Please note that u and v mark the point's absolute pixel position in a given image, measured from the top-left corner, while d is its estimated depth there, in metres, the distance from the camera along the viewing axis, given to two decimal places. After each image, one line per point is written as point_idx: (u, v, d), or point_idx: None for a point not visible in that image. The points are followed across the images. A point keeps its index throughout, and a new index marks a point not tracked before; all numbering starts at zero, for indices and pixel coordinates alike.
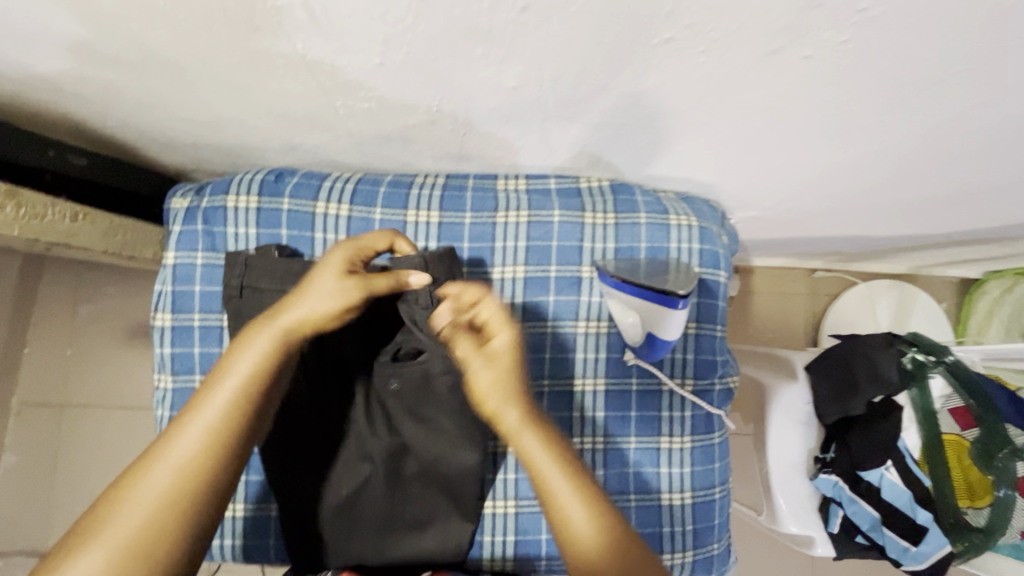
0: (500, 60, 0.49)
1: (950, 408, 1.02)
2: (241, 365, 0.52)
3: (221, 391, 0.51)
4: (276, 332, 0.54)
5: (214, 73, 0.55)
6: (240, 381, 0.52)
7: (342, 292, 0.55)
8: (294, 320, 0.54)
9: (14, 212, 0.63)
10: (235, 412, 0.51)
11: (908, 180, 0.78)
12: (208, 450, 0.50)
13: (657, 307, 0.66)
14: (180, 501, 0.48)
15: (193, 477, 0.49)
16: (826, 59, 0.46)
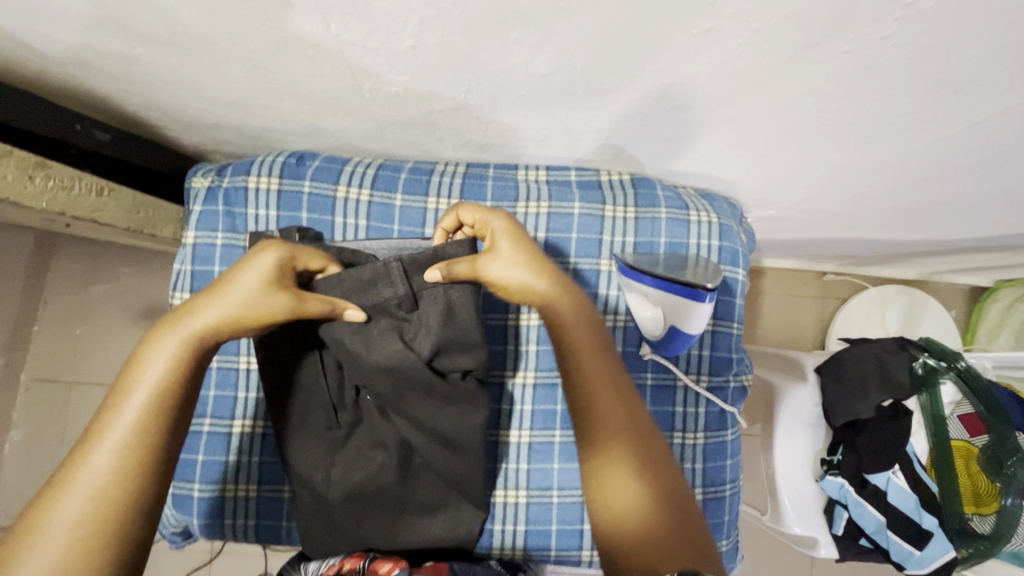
0: (535, 45, 0.48)
1: (961, 414, 1.01)
2: (150, 373, 0.51)
3: (127, 405, 0.50)
4: (184, 338, 0.53)
5: (244, 51, 0.54)
6: (148, 393, 0.50)
7: (269, 302, 0.55)
8: (207, 330, 0.53)
9: (43, 183, 0.64)
10: (151, 418, 0.50)
11: (930, 183, 0.77)
12: (129, 462, 0.48)
13: (681, 300, 0.65)
14: (109, 514, 0.46)
15: (117, 489, 0.47)
16: (865, 54, 0.45)
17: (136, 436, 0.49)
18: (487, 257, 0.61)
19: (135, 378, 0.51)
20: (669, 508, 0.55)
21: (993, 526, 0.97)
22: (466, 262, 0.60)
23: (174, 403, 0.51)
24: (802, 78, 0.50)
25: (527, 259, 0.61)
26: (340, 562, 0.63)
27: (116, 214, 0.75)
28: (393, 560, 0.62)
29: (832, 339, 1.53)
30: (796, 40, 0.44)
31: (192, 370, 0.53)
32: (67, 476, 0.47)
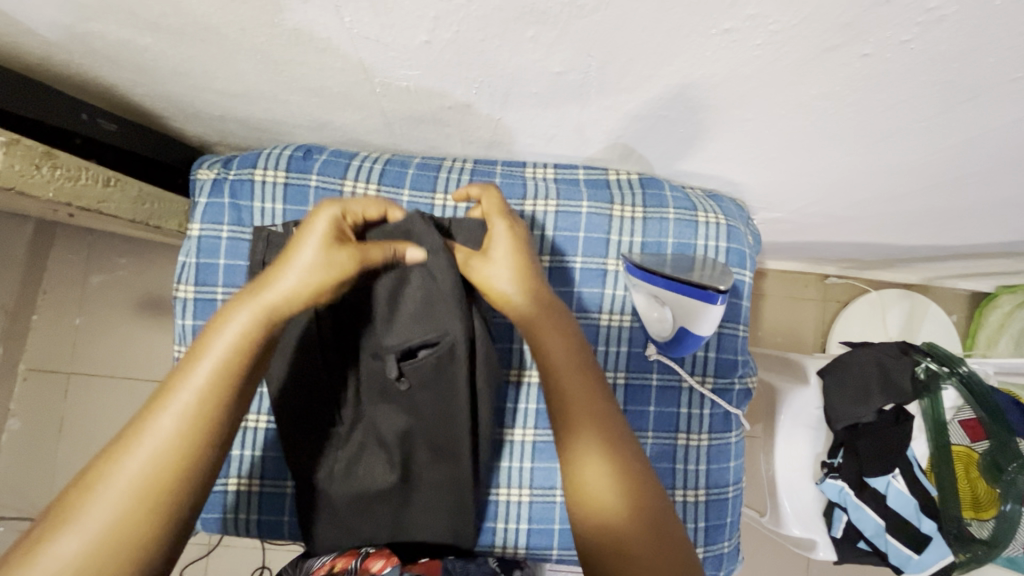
0: (551, 43, 0.48)
1: (961, 419, 1.01)
2: (226, 337, 0.49)
3: (198, 370, 0.47)
4: (260, 305, 0.50)
5: (254, 43, 0.54)
6: (218, 359, 0.48)
7: (332, 259, 0.53)
8: (278, 295, 0.51)
9: (51, 173, 0.63)
10: (220, 387, 0.47)
11: (939, 189, 0.77)
12: (195, 426, 0.46)
13: (690, 300, 0.64)
14: (173, 478, 0.44)
15: (183, 453, 0.45)
16: (884, 58, 0.45)
17: (204, 404, 0.47)
18: (479, 258, 0.60)
19: (210, 344, 0.48)
20: (640, 500, 0.49)
21: (991, 531, 0.97)
22: (462, 251, 0.61)
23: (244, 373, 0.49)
24: (819, 81, 0.50)
25: (517, 264, 0.59)
26: (334, 562, 0.63)
27: (120, 204, 0.74)
28: (386, 556, 0.61)
29: (833, 342, 1.54)
30: (816, 42, 0.44)
31: (266, 339, 0.50)
32: (135, 430, 0.45)
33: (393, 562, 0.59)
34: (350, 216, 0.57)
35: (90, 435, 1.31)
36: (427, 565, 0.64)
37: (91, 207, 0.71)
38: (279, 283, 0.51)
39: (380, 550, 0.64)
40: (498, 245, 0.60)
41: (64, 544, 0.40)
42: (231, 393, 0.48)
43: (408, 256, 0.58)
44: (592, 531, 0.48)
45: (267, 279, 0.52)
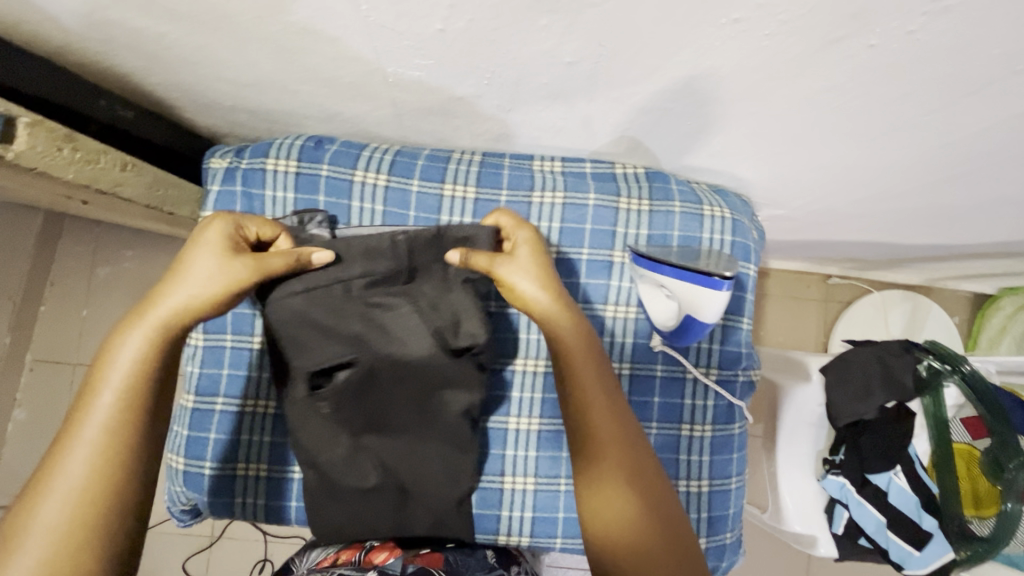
0: (562, 33, 0.49)
1: (963, 417, 1.03)
2: (122, 358, 0.51)
3: (103, 390, 0.50)
4: (151, 326, 0.52)
5: (270, 32, 0.55)
6: (123, 375, 0.50)
7: (228, 271, 0.55)
8: (169, 312, 0.52)
9: (70, 155, 0.63)
10: (131, 399, 0.50)
11: (942, 185, 0.78)
12: (114, 439, 0.48)
13: (698, 288, 0.65)
14: (100, 492, 0.47)
15: (108, 467, 0.48)
16: (889, 49, 0.46)
17: (119, 419, 0.49)
18: (507, 262, 0.60)
19: (107, 366, 0.50)
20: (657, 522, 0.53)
21: (991, 529, 0.95)
22: (484, 256, 0.60)
23: (151, 384, 0.51)
24: (824, 73, 0.51)
25: (542, 275, 0.60)
26: (337, 554, 0.67)
27: (137, 188, 0.75)
28: (389, 548, 0.67)
29: (835, 342, 1.54)
30: (823, 33, 0.45)
31: (167, 352, 0.53)
32: (53, 462, 0.47)
33: (394, 554, 0.65)
34: (243, 232, 0.59)
35: None
36: (428, 556, 0.65)
37: (108, 190, 0.71)
38: (165, 303, 0.53)
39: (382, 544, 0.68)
40: (523, 252, 0.61)
41: None
42: (141, 406, 0.50)
43: (314, 261, 0.59)
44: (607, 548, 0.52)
45: (153, 300, 0.53)
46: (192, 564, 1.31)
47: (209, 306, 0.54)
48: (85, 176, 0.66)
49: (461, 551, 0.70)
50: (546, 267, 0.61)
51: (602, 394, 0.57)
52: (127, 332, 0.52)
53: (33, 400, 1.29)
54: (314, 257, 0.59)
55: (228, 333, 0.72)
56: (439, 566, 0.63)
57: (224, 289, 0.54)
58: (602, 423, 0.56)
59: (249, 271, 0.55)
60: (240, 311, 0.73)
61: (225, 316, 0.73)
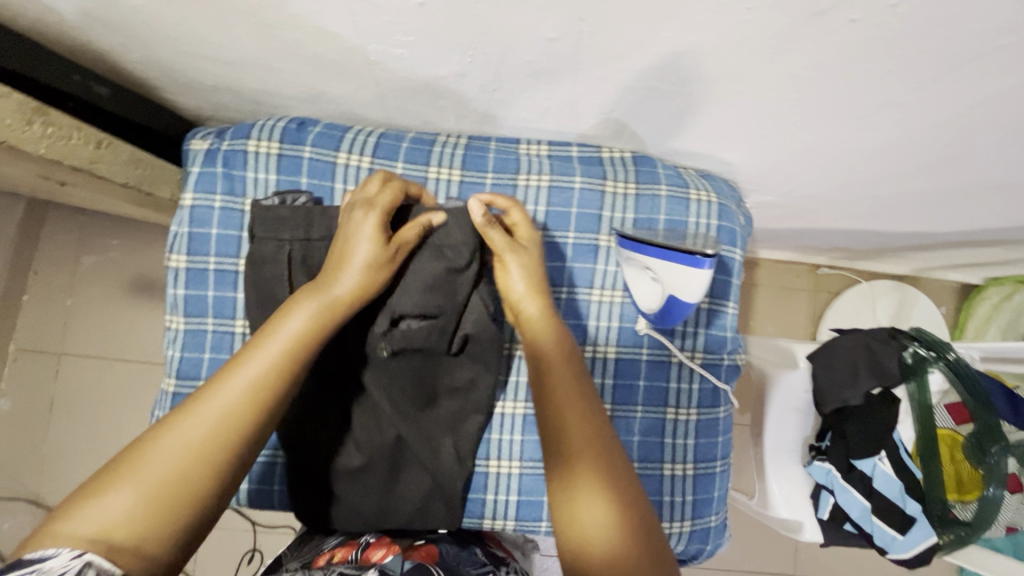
0: (542, 6, 0.48)
1: (947, 403, 1.02)
2: (292, 327, 0.53)
3: (267, 352, 0.51)
4: (322, 305, 0.55)
5: (247, 7, 0.54)
6: (287, 346, 0.52)
7: (384, 254, 0.59)
8: (343, 292, 0.56)
9: (41, 130, 0.64)
10: (282, 373, 0.51)
11: (928, 169, 0.78)
12: (253, 405, 0.49)
13: (683, 268, 0.64)
14: (238, 433, 0.48)
15: (237, 424, 0.48)
16: (873, 24, 0.46)
17: (262, 385, 0.50)
18: (515, 255, 0.63)
19: (276, 331, 0.53)
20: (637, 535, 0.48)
21: (974, 513, 0.99)
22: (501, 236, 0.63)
23: (298, 364, 0.52)
24: (809, 49, 0.50)
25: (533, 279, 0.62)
26: (332, 551, 0.64)
27: (114, 166, 0.75)
28: (386, 545, 0.64)
29: (823, 331, 1.55)
30: (806, 7, 0.45)
31: (324, 333, 0.54)
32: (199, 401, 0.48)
33: (391, 550, 0.62)
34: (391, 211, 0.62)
35: (80, 415, 1.31)
36: (424, 551, 0.65)
37: (84, 168, 0.72)
38: (342, 283, 0.57)
39: (378, 539, 0.66)
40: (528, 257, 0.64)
41: (119, 494, 0.43)
42: (287, 377, 0.51)
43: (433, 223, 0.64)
44: (575, 561, 0.48)
45: (329, 279, 0.57)
46: None
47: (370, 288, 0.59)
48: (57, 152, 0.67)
49: (455, 543, 0.70)
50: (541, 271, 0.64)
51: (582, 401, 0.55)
52: (304, 302, 0.55)
53: (18, 390, 1.28)
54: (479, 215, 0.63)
55: (209, 316, 0.71)
56: (433, 562, 0.62)
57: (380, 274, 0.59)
58: (573, 421, 0.53)
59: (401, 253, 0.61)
60: (222, 295, 0.72)
61: (207, 300, 0.72)
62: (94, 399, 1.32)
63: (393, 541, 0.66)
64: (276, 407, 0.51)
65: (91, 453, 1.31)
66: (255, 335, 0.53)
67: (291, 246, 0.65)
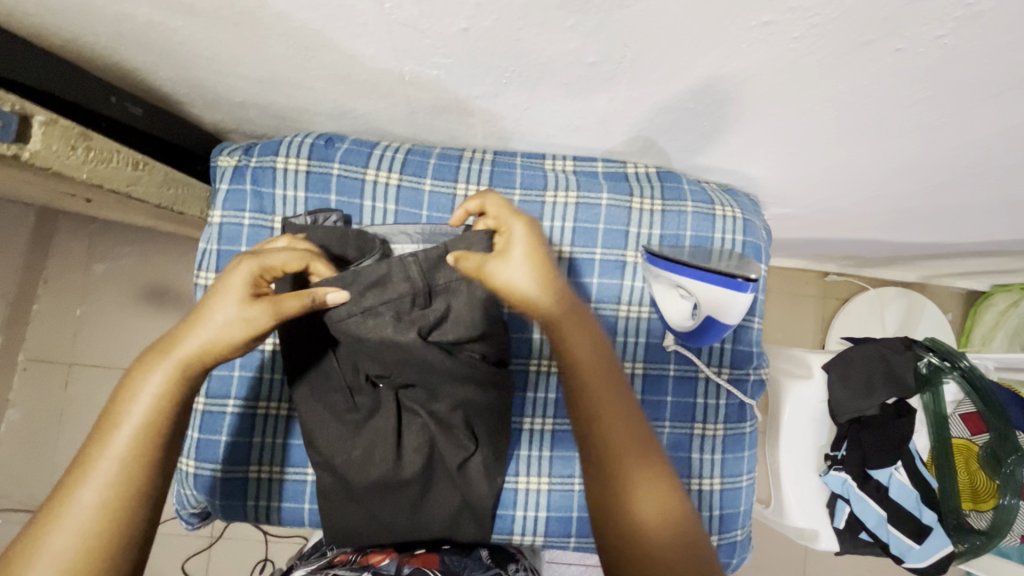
0: (587, 33, 0.48)
1: (962, 413, 1.07)
2: (139, 406, 0.49)
3: (114, 440, 0.48)
4: (177, 366, 0.50)
5: (287, 31, 0.54)
6: (137, 426, 0.48)
7: (245, 315, 0.52)
8: (192, 352, 0.51)
9: (83, 155, 0.57)
10: (136, 459, 0.48)
11: (950, 186, 0.79)
12: (114, 501, 0.46)
13: (721, 290, 0.63)
14: (106, 528, 0.45)
15: (101, 526, 0.45)
16: (916, 53, 0.47)
17: (125, 478, 0.47)
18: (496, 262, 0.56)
19: (124, 409, 0.49)
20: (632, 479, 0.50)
21: (989, 521, 1.00)
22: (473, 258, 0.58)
23: (155, 447, 0.49)
24: (850, 76, 0.51)
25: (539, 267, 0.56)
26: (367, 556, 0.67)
27: (147, 188, 0.70)
28: (386, 552, 0.68)
29: (833, 338, 1.56)
30: (853, 36, 0.45)
31: (186, 393, 0.51)
32: (57, 510, 0.45)
33: (388, 555, 0.67)
34: (267, 272, 0.55)
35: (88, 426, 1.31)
36: (422, 557, 0.66)
37: (120, 191, 0.66)
38: (190, 345, 0.51)
39: (380, 549, 0.69)
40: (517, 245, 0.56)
41: None
42: (150, 458, 0.48)
43: (276, 260, 0.56)
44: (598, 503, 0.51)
45: (177, 339, 0.52)
46: (192, 562, 1.30)
47: (227, 350, 0.52)
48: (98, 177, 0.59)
49: (457, 551, 0.70)
50: (542, 252, 0.57)
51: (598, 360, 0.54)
52: (151, 367, 0.50)
53: (26, 400, 1.27)
54: (331, 301, 0.56)
55: None
56: (433, 566, 0.63)
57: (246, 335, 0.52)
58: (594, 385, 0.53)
59: (272, 314, 0.53)
60: None
61: None
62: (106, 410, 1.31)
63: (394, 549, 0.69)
64: (144, 493, 0.47)
65: None
66: (100, 420, 0.49)
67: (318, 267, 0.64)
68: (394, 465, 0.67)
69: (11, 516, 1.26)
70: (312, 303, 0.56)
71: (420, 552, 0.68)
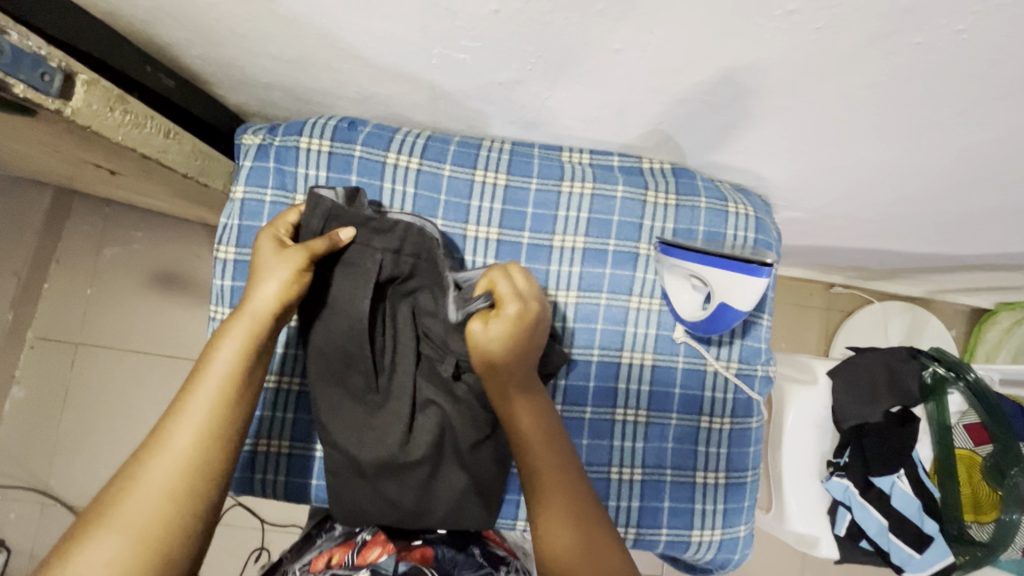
0: (615, 18, 0.50)
1: (966, 423, 1.03)
2: (220, 363, 0.54)
3: (202, 388, 0.53)
4: (249, 323, 0.56)
5: (318, 11, 0.55)
6: (223, 374, 0.54)
7: (287, 262, 0.59)
8: (261, 308, 0.57)
9: (121, 117, 0.58)
10: (224, 404, 0.53)
11: (961, 192, 0.79)
12: (206, 441, 0.51)
13: (739, 276, 0.65)
14: (197, 464, 0.50)
15: (195, 461, 0.50)
16: (935, 48, 0.48)
17: (213, 419, 0.52)
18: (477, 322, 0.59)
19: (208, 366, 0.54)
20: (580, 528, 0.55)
21: (991, 534, 0.99)
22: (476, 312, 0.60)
23: (241, 392, 0.54)
24: (867, 70, 0.52)
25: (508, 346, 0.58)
26: (363, 553, 0.65)
27: (178, 158, 0.70)
28: (382, 544, 0.67)
29: (836, 349, 1.56)
30: (875, 28, 0.46)
31: (263, 346, 0.57)
32: (150, 451, 0.50)
33: (386, 551, 0.65)
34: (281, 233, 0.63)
35: (90, 406, 1.31)
36: (418, 551, 0.66)
37: (151, 158, 0.66)
38: (257, 300, 0.57)
39: (375, 537, 0.69)
40: (499, 323, 0.58)
41: (93, 548, 0.45)
42: (232, 405, 0.54)
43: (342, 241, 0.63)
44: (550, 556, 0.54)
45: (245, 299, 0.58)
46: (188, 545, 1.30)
47: (286, 299, 0.58)
48: (133, 141, 0.60)
49: (450, 544, 0.70)
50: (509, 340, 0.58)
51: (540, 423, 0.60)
52: (230, 329, 0.56)
53: (32, 378, 1.29)
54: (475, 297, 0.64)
55: None
56: (430, 566, 0.63)
57: (287, 286, 0.58)
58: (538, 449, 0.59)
59: (304, 252, 0.60)
60: None
61: None
62: (107, 393, 1.31)
63: (389, 540, 0.68)
64: (227, 434, 0.53)
65: (101, 442, 1.31)
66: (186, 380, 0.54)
67: (382, 256, 0.66)
68: (403, 443, 0.67)
69: (11, 492, 1.28)
70: (329, 242, 0.62)
71: (415, 542, 0.69)
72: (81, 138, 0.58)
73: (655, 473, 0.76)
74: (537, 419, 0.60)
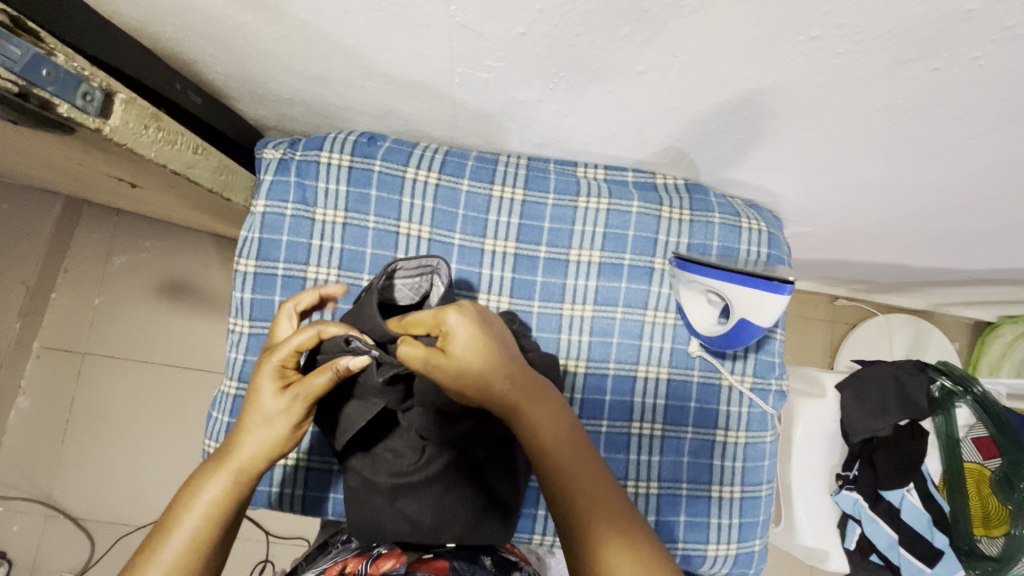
0: (641, 42, 0.51)
1: (974, 437, 1.03)
2: (196, 513, 0.51)
3: (174, 536, 0.50)
4: (232, 473, 0.53)
5: (347, 32, 0.56)
6: (188, 535, 0.51)
7: (286, 407, 0.53)
8: (246, 455, 0.53)
9: (155, 134, 0.59)
10: (192, 557, 0.50)
11: (970, 209, 0.81)
12: None
13: (762, 293, 0.66)
14: None
15: None
16: (952, 73, 0.49)
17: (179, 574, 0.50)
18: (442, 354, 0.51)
19: (186, 508, 0.52)
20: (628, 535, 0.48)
21: (1001, 548, 0.97)
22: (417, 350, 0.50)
23: (213, 545, 0.52)
24: (885, 93, 0.54)
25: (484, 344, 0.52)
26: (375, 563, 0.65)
27: (204, 173, 0.71)
28: (396, 557, 0.66)
29: (841, 361, 1.57)
30: (895, 54, 0.48)
31: (244, 495, 0.54)
32: None
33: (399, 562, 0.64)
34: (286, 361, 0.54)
35: (96, 417, 1.30)
36: (430, 562, 0.64)
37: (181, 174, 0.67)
38: (244, 447, 0.53)
39: (390, 551, 0.68)
40: (459, 335, 0.52)
41: None
42: (201, 557, 0.51)
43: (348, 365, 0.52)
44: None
45: (233, 440, 0.54)
46: None
47: (277, 448, 0.54)
48: (165, 157, 0.62)
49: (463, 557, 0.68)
50: (482, 339, 0.52)
51: (560, 423, 0.53)
52: (212, 472, 0.53)
53: (38, 388, 1.28)
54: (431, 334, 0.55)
55: (274, 321, 0.74)
56: None
57: (282, 440, 0.54)
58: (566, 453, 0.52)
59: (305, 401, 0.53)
60: (288, 299, 0.75)
61: (273, 305, 0.75)
62: (113, 403, 1.31)
63: (404, 552, 0.67)
64: None
65: (106, 453, 1.30)
66: (162, 518, 0.52)
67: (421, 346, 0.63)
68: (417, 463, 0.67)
69: (14, 504, 1.27)
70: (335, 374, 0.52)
71: (424, 556, 0.66)
72: (115, 154, 0.60)
73: (671, 487, 0.76)
74: (556, 419, 0.53)
